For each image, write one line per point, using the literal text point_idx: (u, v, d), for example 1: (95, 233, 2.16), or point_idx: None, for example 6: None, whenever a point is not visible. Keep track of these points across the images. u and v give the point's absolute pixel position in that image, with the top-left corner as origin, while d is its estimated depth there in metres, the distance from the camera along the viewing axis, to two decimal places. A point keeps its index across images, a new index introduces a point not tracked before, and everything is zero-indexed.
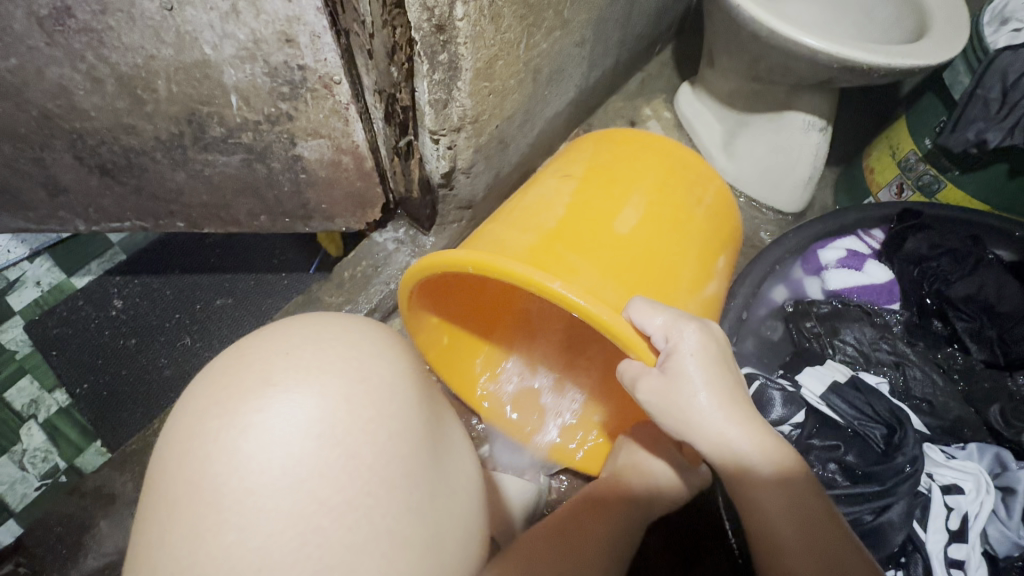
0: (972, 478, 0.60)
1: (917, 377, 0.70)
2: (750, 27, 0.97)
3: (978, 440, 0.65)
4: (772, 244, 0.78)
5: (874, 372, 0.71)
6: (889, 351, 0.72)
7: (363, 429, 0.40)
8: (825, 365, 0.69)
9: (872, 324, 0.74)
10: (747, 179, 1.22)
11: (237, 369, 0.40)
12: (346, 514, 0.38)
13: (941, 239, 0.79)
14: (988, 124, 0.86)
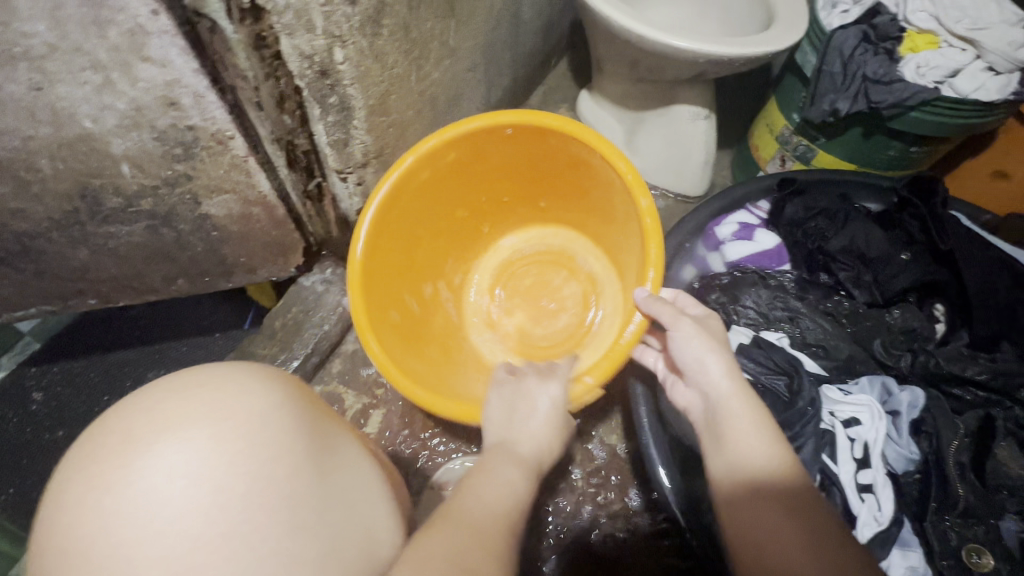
0: (867, 408, 0.67)
1: (809, 326, 0.78)
2: (622, 35, 1.06)
3: (869, 375, 0.73)
4: (673, 230, 0.88)
5: (774, 327, 0.79)
6: (783, 308, 0.79)
7: (235, 459, 0.41)
8: (732, 331, 0.76)
9: (767, 286, 0.82)
10: (652, 171, 1.32)
11: (103, 436, 0.42)
12: (225, 540, 0.38)
13: (814, 202, 0.89)
14: (837, 95, 0.96)
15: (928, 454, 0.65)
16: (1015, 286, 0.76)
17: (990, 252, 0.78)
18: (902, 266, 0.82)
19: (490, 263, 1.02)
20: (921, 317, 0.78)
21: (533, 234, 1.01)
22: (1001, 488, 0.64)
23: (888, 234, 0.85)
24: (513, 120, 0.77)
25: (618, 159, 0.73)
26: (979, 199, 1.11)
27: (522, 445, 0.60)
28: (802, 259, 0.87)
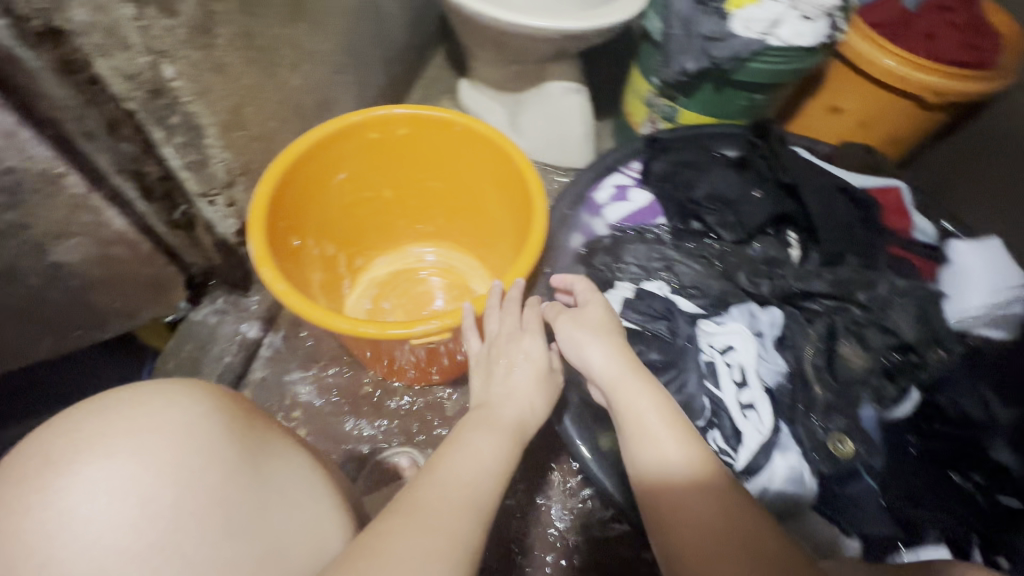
0: (738, 334, 0.76)
1: (685, 270, 0.84)
2: (482, 20, 1.07)
3: (737, 304, 0.81)
4: (553, 202, 0.91)
5: (652, 277, 0.85)
6: (659, 258, 0.86)
7: (161, 477, 0.47)
8: (614, 288, 0.84)
9: (644, 241, 0.88)
10: (539, 149, 1.36)
11: (27, 459, 0.47)
12: (152, 544, 0.44)
13: (678, 157, 0.96)
14: (685, 55, 1.03)
15: (791, 365, 0.76)
16: (848, 206, 0.89)
17: (825, 179, 0.91)
18: (758, 202, 0.90)
19: (395, 263, 1.18)
20: (776, 247, 0.88)
21: (442, 250, 1.18)
22: (851, 382, 0.75)
23: (743, 176, 0.93)
24: (437, 116, 0.90)
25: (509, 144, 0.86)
26: (821, 134, 1.24)
27: (506, 410, 0.66)
28: (675, 210, 0.94)
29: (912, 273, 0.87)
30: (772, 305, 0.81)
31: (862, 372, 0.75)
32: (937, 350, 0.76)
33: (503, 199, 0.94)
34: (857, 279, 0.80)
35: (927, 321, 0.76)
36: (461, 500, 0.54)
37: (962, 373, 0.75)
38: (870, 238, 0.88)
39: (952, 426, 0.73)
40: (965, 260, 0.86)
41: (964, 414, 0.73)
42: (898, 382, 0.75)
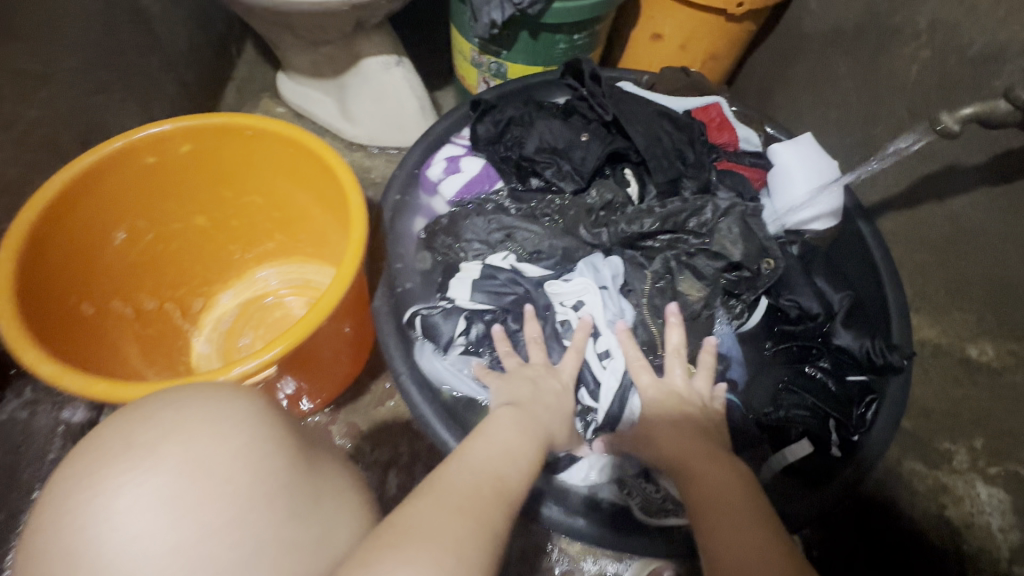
0: (585, 289, 0.81)
1: (525, 236, 0.85)
2: (253, 3, 0.93)
3: (585, 258, 0.84)
4: (384, 193, 0.90)
5: (501, 249, 0.86)
6: (499, 228, 0.86)
7: (226, 505, 0.37)
8: (462, 272, 0.83)
9: (481, 216, 0.87)
10: (378, 133, 1.26)
11: (112, 438, 0.38)
12: (190, 570, 0.35)
13: (502, 114, 0.92)
14: (489, 6, 0.96)
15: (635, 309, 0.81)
16: (673, 131, 0.90)
17: (648, 107, 0.91)
18: (587, 147, 0.88)
19: (242, 294, 1.05)
20: (613, 188, 0.87)
21: (289, 268, 1.06)
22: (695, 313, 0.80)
23: (568, 123, 0.91)
24: (215, 122, 0.78)
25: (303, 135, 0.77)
26: (651, 63, 1.24)
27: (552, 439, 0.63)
28: (510, 169, 0.92)
29: (741, 183, 0.89)
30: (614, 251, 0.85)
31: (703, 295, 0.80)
32: (766, 261, 0.80)
33: (319, 196, 0.84)
34: (686, 209, 0.83)
35: (750, 236, 0.81)
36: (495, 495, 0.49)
37: (795, 271, 0.82)
38: (700, 158, 0.89)
39: (794, 323, 0.81)
40: (785, 162, 0.85)
41: (801, 309, 0.80)
42: (739, 297, 0.82)
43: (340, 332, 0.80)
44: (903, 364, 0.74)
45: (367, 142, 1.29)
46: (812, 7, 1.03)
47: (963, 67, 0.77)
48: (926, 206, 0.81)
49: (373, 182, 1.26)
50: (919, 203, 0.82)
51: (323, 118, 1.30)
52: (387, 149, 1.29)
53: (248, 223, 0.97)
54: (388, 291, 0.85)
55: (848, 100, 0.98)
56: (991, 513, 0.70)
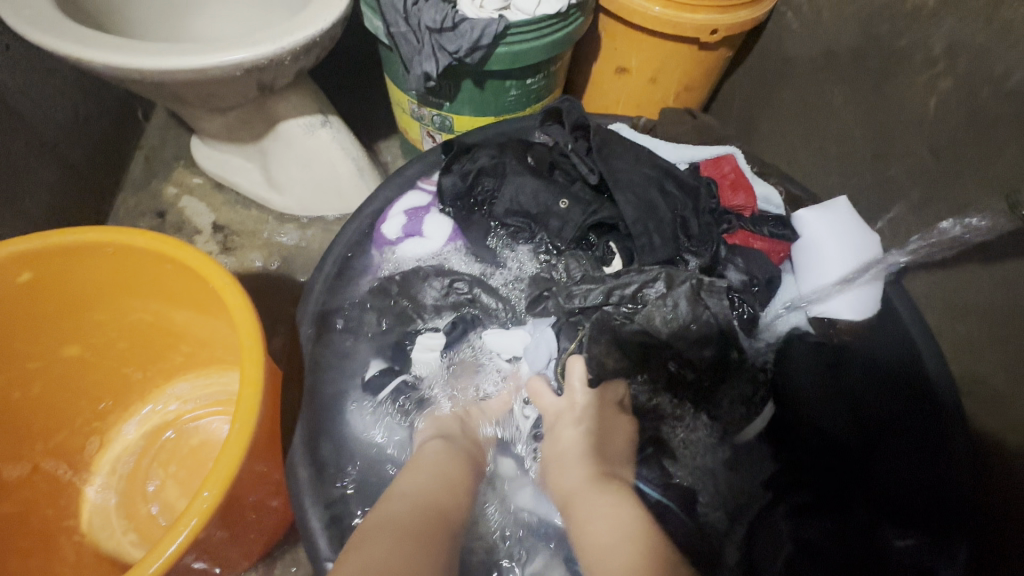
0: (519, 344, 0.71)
1: (488, 300, 0.74)
2: (121, 75, 0.76)
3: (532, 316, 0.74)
4: (328, 250, 0.73)
5: (455, 312, 0.75)
6: (462, 291, 0.75)
7: None
8: (420, 345, 0.70)
9: (438, 274, 0.76)
10: (310, 202, 1.08)
11: None
12: None
13: (472, 163, 0.75)
14: (419, 56, 0.80)
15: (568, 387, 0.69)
16: (674, 193, 0.74)
17: (649, 166, 0.75)
18: (564, 215, 0.71)
19: (148, 421, 0.85)
20: (586, 262, 0.73)
21: (204, 382, 0.86)
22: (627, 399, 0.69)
23: (546, 181, 0.73)
24: (61, 242, 0.59)
25: (164, 244, 0.59)
26: (618, 101, 1.09)
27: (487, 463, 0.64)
28: (478, 226, 0.75)
29: (757, 263, 0.73)
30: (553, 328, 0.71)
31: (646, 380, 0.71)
32: (734, 350, 0.72)
33: (211, 310, 0.66)
34: (636, 280, 0.70)
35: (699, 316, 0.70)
36: (429, 536, 0.47)
37: (810, 370, 0.72)
38: (705, 230, 0.74)
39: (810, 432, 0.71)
40: (814, 234, 0.73)
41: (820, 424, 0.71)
42: None
43: (252, 504, 0.59)
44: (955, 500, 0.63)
45: (299, 212, 1.10)
46: (795, 28, 0.89)
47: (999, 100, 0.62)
48: (970, 265, 0.66)
49: (310, 257, 1.08)
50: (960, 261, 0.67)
51: (246, 187, 1.11)
52: (324, 216, 1.11)
53: (138, 342, 0.77)
54: (310, 426, 0.64)
55: (849, 134, 0.83)
56: None
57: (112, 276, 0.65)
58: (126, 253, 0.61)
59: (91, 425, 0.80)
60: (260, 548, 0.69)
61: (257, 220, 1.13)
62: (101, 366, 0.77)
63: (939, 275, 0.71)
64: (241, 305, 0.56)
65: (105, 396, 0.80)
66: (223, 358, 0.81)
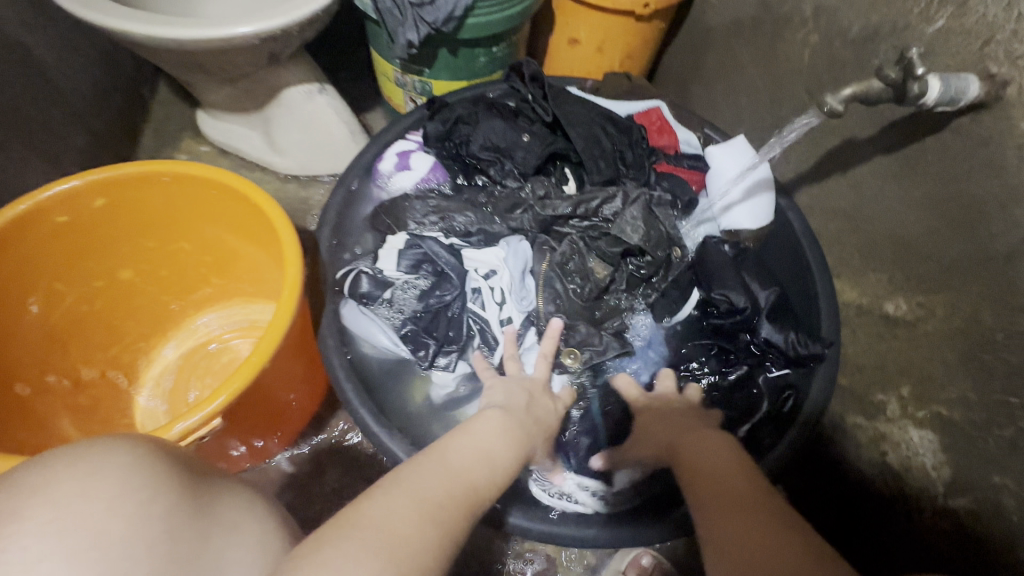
0: (497, 260, 0.83)
1: (460, 218, 0.86)
2: (155, 44, 0.91)
3: (506, 237, 0.86)
4: (334, 189, 0.88)
5: (434, 229, 0.86)
6: (434, 211, 0.87)
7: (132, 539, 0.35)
8: (388, 244, 0.86)
9: (419, 197, 0.88)
10: (309, 162, 1.24)
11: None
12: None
13: (450, 112, 0.93)
14: (403, 27, 0.97)
15: (538, 293, 0.82)
16: (614, 133, 0.92)
17: (591, 111, 0.93)
18: (528, 145, 0.89)
19: (184, 344, 0.99)
20: (549, 184, 0.88)
21: (231, 311, 1.01)
22: (599, 292, 0.83)
23: (510, 121, 0.91)
24: (130, 173, 0.75)
25: (212, 173, 0.76)
26: (572, 68, 1.28)
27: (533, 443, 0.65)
28: (456, 166, 0.94)
29: (680, 186, 0.93)
30: (526, 233, 0.86)
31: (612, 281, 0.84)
32: (675, 249, 0.86)
33: (244, 231, 0.82)
34: (597, 194, 0.85)
35: (651, 223, 0.83)
36: (451, 506, 0.48)
37: (722, 266, 0.84)
38: (638, 159, 0.92)
39: (723, 316, 0.83)
40: (716, 164, 0.92)
41: (729, 302, 0.81)
42: (653, 283, 0.85)
43: (283, 379, 0.76)
44: (824, 350, 0.78)
45: (300, 172, 1.26)
46: (712, 3, 1.09)
47: (847, 48, 0.83)
48: (834, 177, 0.86)
49: (310, 211, 1.24)
50: (827, 175, 0.87)
51: (251, 152, 1.26)
52: (322, 175, 1.27)
53: (177, 271, 0.93)
54: (331, 325, 0.79)
55: (753, 85, 1.03)
56: (925, 454, 0.73)
57: (164, 205, 0.81)
58: (178, 182, 0.78)
59: (141, 344, 0.95)
60: (295, 422, 0.86)
61: (261, 181, 1.28)
62: (149, 292, 0.93)
63: (814, 190, 0.91)
64: (277, 211, 0.74)
65: (151, 319, 0.95)
66: (247, 287, 0.97)
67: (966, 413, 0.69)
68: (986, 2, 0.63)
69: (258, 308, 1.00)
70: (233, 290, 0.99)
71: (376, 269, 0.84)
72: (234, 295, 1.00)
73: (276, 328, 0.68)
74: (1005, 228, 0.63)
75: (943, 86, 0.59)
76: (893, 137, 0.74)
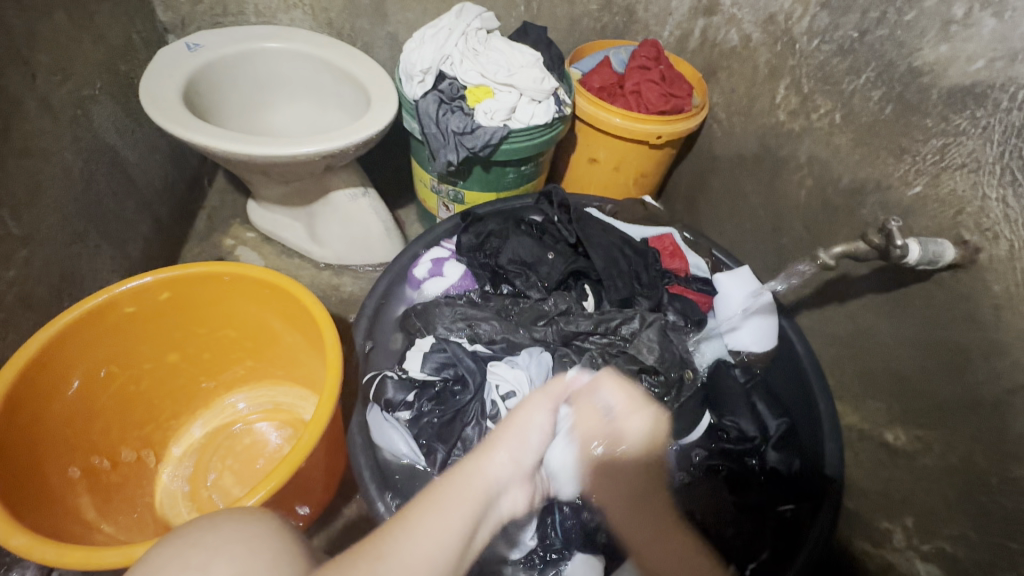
0: (519, 380, 0.86)
1: (485, 327, 0.93)
2: (229, 156, 1.04)
3: (528, 347, 0.93)
4: (377, 280, 0.96)
5: (460, 337, 0.93)
6: (462, 320, 0.94)
7: None
8: (417, 345, 0.92)
9: (449, 303, 0.96)
10: (345, 254, 1.35)
11: (183, 553, 0.38)
12: None
13: (483, 227, 1.03)
14: (445, 149, 1.11)
15: None
16: (631, 255, 1.01)
17: (611, 234, 1.03)
18: (553, 262, 0.99)
19: (211, 423, 1.02)
20: (570, 300, 0.97)
21: (260, 392, 1.05)
22: None
23: (537, 239, 1.02)
24: (195, 272, 0.85)
25: (262, 273, 0.85)
26: (590, 182, 1.41)
27: (505, 496, 0.53)
28: (485, 275, 1.02)
29: (689, 307, 0.99)
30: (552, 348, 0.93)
31: None
32: (688, 371, 0.91)
33: (288, 322, 0.90)
34: (616, 315, 0.94)
35: (667, 346, 0.90)
36: None
37: (736, 394, 0.90)
38: (653, 280, 1.00)
39: (734, 443, 0.87)
40: (726, 290, 0.99)
41: (740, 430, 0.87)
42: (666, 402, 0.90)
43: (314, 471, 0.79)
44: (828, 486, 0.80)
45: (336, 261, 1.37)
46: (719, 136, 1.23)
47: (838, 194, 0.94)
48: (831, 306, 0.94)
49: (341, 299, 1.32)
50: (826, 303, 0.95)
51: (293, 240, 1.37)
52: (355, 264, 1.37)
53: (215, 356, 0.99)
54: (362, 419, 0.83)
55: (756, 212, 1.15)
56: None
57: (216, 298, 0.89)
58: (231, 279, 0.86)
59: (174, 425, 0.98)
60: (313, 508, 0.85)
61: (299, 266, 1.39)
62: (187, 374, 0.98)
63: (815, 314, 0.98)
64: (316, 303, 0.82)
65: (186, 400, 0.99)
66: (276, 371, 1.02)
67: (969, 552, 0.71)
68: (953, 178, 0.75)
69: (285, 392, 1.04)
70: (260, 371, 1.03)
71: (402, 372, 0.89)
72: (262, 377, 1.04)
73: (324, 411, 0.74)
74: (987, 376, 0.69)
75: (922, 249, 0.67)
76: (881, 279, 0.83)
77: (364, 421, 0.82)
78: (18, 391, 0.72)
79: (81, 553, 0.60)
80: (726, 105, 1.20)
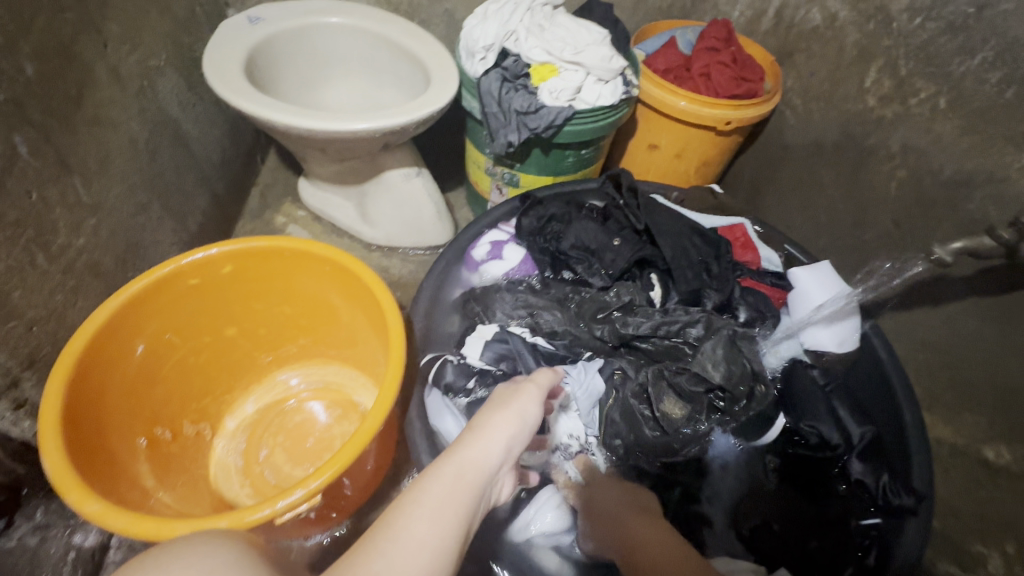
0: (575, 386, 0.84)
1: (547, 317, 0.90)
2: (290, 131, 1.02)
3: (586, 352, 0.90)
4: (433, 262, 0.93)
5: (521, 324, 0.91)
6: (524, 308, 0.91)
7: None
8: (478, 331, 0.88)
9: (509, 290, 0.93)
10: (394, 235, 1.33)
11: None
12: None
13: (544, 211, 0.99)
14: (506, 129, 1.07)
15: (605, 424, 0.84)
16: (700, 245, 0.95)
17: (679, 222, 0.97)
18: (618, 249, 0.94)
19: (263, 399, 1.02)
20: (634, 290, 0.92)
21: (312, 370, 1.04)
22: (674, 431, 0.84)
23: (602, 225, 0.97)
24: (257, 246, 0.83)
25: (327, 250, 0.83)
26: (648, 169, 1.35)
27: (496, 486, 0.45)
28: (546, 260, 0.97)
29: (763, 302, 0.93)
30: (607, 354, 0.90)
31: (690, 414, 0.85)
32: (759, 385, 0.85)
33: (347, 300, 0.88)
34: (681, 320, 0.88)
35: (735, 360, 0.84)
36: None
37: (817, 399, 0.84)
38: (724, 272, 0.94)
39: (812, 449, 0.83)
40: (804, 285, 0.90)
41: (821, 436, 0.82)
42: (728, 413, 0.86)
43: (364, 463, 0.77)
44: (917, 505, 0.74)
45: (385, 243, 1.35)
46: (791, 124, 1.13)
47: (938, 187, 0.89)
48: (922, 309, 0.86)
49: (390, 281, 1.31)
50: (915, 306, 0.87)
51: (343, 220, 1.36)
52: (404, 246, 1.35)
53: (270, 332, 0.98)
54: (418, 403, 0.81)
55: (835, 205, 1.07)
56: None
57: (275, 271, 0.88)
58: (292, 254, 0.85)
59: (229, 399, 0.99)
60: (350, 505, 0.83)
61: (349, 246, 1.37)
62: (241, 348, 0.97)
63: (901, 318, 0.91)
64: (379, 284, 0.80)
65: (240, 374, 0.99)
66: (329, 349, 1.01)
67: None
68: None
69: (337, 371, 1.03)
70: (312, 349, 1.02)
71: (461, 358, 0.86)
72: (315, 356, 1.03)
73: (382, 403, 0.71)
74: None
75: None
76: (987, 282, 0.75)
77: (421, 404, 0.81)
78: (88, 358, 0.72)
79: (152, 524, 0.59)
80: (802, 90, 1.10)
